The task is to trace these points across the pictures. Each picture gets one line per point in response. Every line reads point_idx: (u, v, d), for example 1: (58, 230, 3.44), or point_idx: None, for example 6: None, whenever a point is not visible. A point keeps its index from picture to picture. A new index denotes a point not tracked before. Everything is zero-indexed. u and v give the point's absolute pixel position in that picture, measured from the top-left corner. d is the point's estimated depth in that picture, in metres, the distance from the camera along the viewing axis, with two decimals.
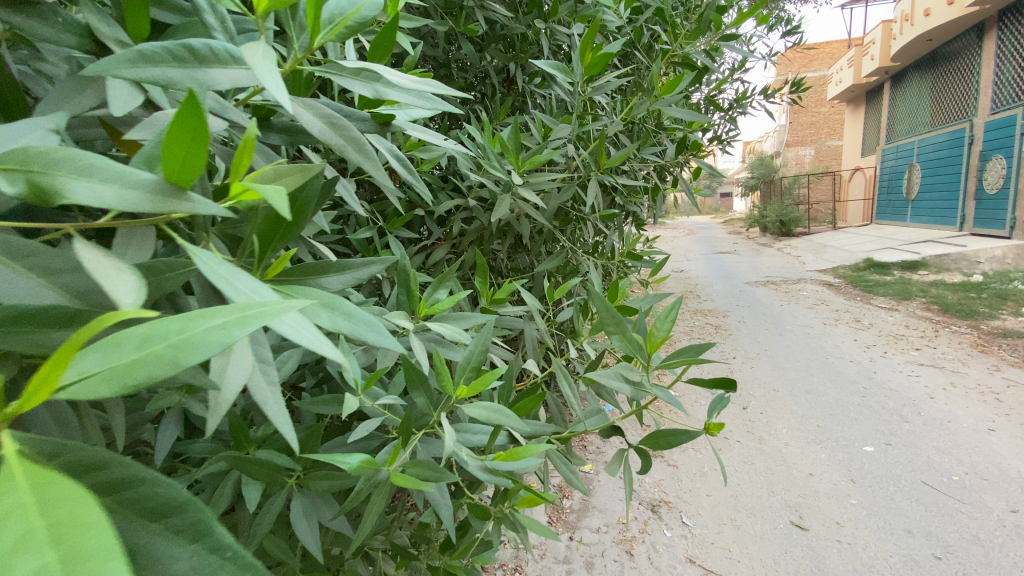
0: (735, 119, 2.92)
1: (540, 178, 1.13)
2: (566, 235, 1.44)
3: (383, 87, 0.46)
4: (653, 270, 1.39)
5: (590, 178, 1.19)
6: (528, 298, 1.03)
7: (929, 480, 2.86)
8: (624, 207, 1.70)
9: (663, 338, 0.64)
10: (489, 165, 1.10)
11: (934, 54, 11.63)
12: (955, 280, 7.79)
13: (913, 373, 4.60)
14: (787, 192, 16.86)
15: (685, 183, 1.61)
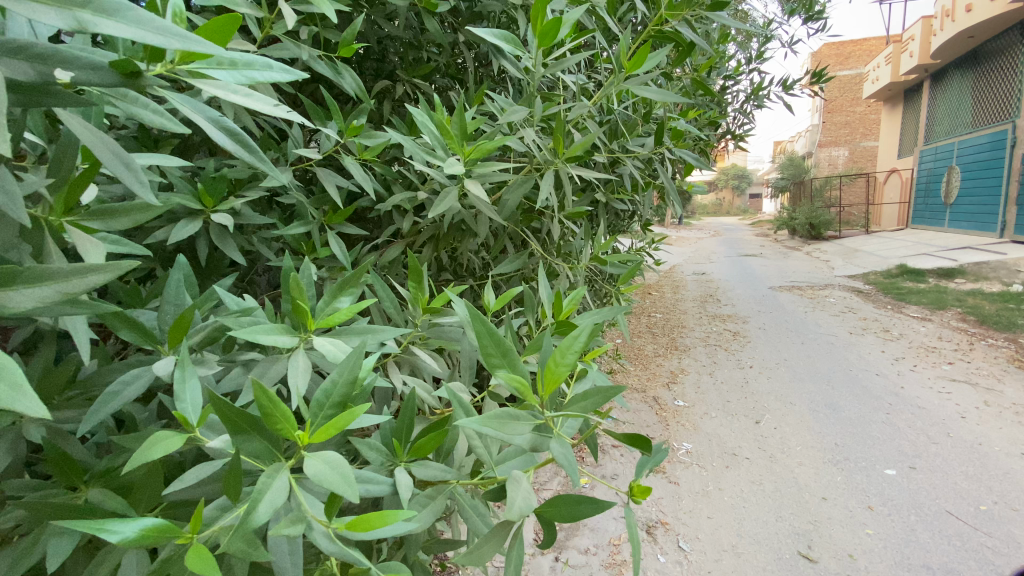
0: (749, 112, 2.72)
1: (490, 169, 0.98)
2: (532, 234, 1.30)
3: (88, 15, 0.31)
4: (624, 274, 1.24)
5: (551, 169, 1.04)
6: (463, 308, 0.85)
7: (954, 510, 2.60)
8: (606, 204, 1.54)
9: (563, 375, 0.50)
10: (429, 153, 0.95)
11: (977, 51, 11.03)
12: (994, 289, 7.33)
13: (944, 389, 4.29)
14: (818, 195, 16.30)
15: (671, 178, 1.44)
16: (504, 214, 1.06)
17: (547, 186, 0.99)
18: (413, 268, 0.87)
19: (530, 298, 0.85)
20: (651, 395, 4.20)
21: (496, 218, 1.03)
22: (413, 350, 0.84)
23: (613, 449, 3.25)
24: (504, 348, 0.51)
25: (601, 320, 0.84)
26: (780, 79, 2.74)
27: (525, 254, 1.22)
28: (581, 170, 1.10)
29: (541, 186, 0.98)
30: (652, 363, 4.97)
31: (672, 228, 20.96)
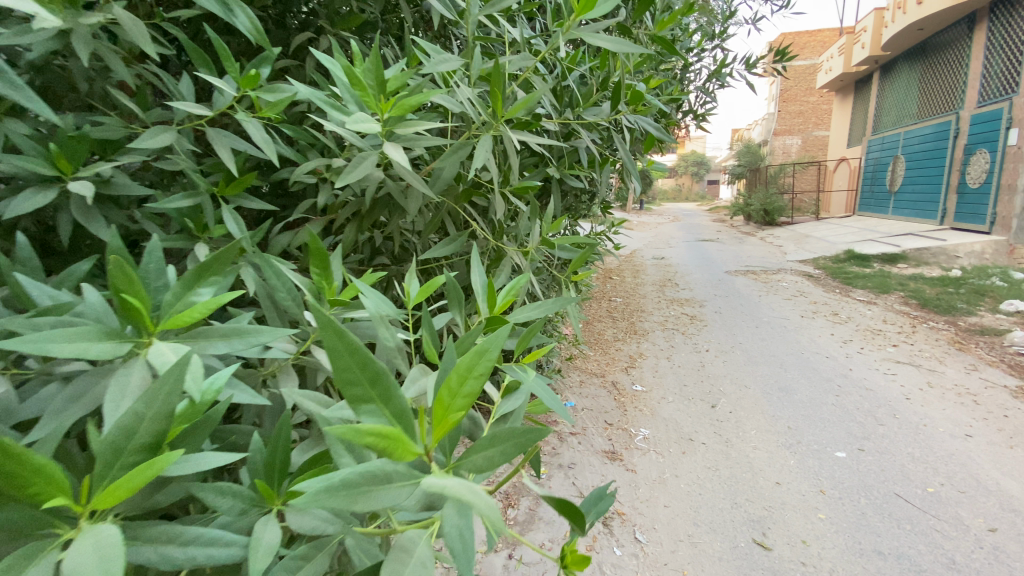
0: (710, 92, 2.62)
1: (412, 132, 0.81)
2: (470, 211, 1.15)
3: None
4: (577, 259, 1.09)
5: (489, 134, 0.87)
6: (374, 297, 0.67)
7: (903, 493, 2.66)
8: (560, 177, 1.41)
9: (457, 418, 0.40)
10: (336, 110, 0.78)
11: (924, 43, 11.42)
12: (933, 275, 7.67)
13: (889, 371, 4.43)
14: (772, 181, 16.72)
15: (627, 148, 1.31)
16: (438, 188, 0.90)
17: (485, 155, 0.82)
18: (314, 250, 0.70)
19: (457, 290, 0.69)
20: (610, 379, 4.15)
21: (427, 193, 0.87)
22: (314, 352, 0.68)
23: (570, 437, 3.18)
24: (376, 374, 0.37)
25: (543, 316, 0.71)
26: (743, 57, 2.65)
27: (464, 235, 1.07)
28: (528, 138, 0.95)
29: (478, 152, 0.82)
30: (611, 347, 4.92)
31: (633, 212, 21.12)
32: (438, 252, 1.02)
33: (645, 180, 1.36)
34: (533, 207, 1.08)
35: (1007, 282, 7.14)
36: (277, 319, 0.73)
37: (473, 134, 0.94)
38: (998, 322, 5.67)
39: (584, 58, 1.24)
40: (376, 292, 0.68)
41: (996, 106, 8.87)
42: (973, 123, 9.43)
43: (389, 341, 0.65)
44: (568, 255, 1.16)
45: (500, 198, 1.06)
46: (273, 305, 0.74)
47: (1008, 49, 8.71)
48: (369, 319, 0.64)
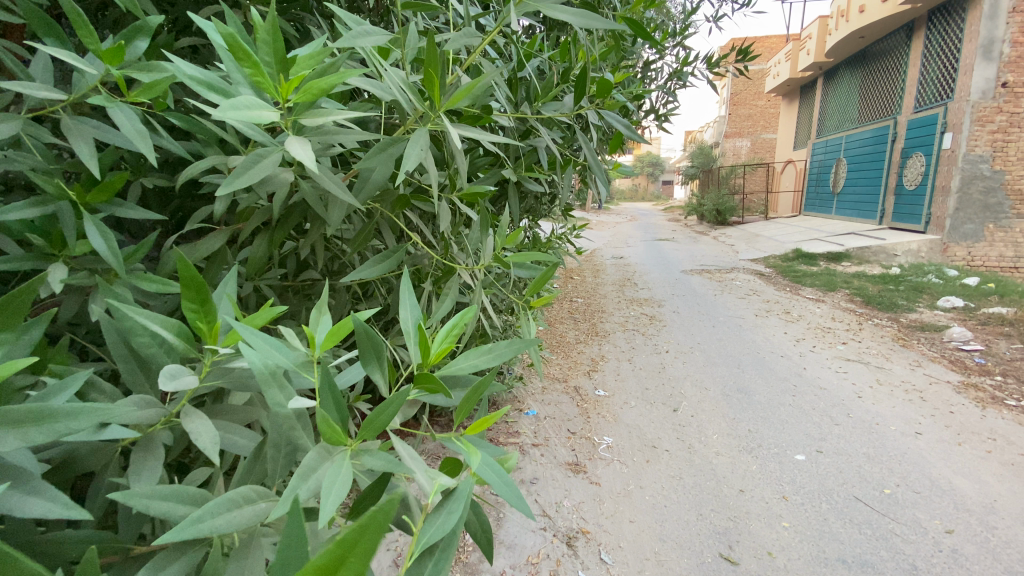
0: (672, 90, 2.52)
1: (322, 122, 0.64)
2: (406, 220, 0.99)
3: None
4: (536, 287, 0.90)
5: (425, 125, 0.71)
6: (258, 343, 0.54)
7: (862, 496, 2.68)
8: (519, 179, 1.27)
9: None
10: (214, 90, 0.59)
11: (864, 52, 11.97)
12: (875, 273, 8.01)
13: (841, 369, 4.53)
14: (724, 182, 17.19)
15: (590, 150, 1.17)
16: (365, 197, 0.74)
17: (420, 152, 0.66)
18: (188, 279, 0.58)
19: (375, 338, 0.60)
20: (572, 385, 4.04)
21: (351, 204, 0.71)
22: (188, 421, 0.55)
23: (532, 449, 3.05)
24: None
25: (488, 372, 0.63)
26: (705, 56, 2.59)
27: (403, 249, 0.91)
28: (477, 135, 0.79)
29: (410, 147, 0.65)
30: (573, 351, 4.83)
31: (592, 211, 21.28)
32: (371, 271, 0.86)
33: (610, 185, 1.21)
34: (484, 217, 0.93)
35: (943, 279, 7.53)
36: (141, 375, 0.60)
37: (409, 129, 0.77)
38: (937, 319, 5.94)
39: (536, 50, 1.15)
40: (268, 337, 0.56)
41: (931, 112, 9.36)
42: (910, 127, 9.93)
43: (281, 402, 0.53)
44: (522, 272, 1.02)
45: (444, 206, 0.91)
46: (131, 351, 0.61)
47: (942, 58, 9.20)
48: (254, 374, 0.51)
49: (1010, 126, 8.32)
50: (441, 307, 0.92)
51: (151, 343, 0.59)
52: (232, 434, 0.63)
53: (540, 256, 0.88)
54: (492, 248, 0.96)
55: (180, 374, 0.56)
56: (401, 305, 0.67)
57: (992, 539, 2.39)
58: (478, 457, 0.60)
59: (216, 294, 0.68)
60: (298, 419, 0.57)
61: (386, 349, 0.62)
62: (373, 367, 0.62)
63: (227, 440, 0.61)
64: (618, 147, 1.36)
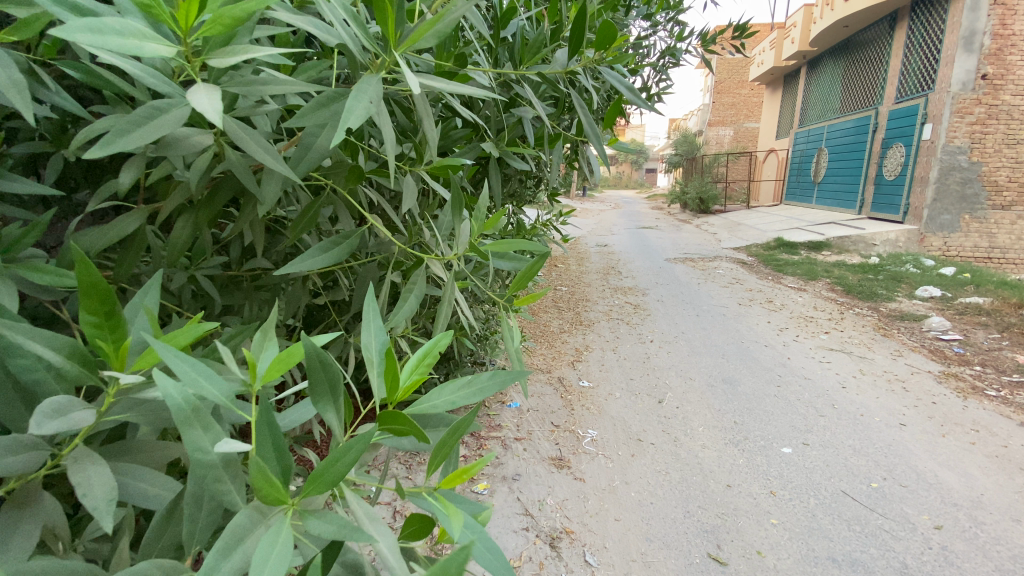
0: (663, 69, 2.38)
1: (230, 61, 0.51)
2: (361, 198, 0.85)
3: None
4: (515, 282, 0.75)
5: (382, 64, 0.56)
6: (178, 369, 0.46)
7: (849, 490, 2.64)
8: (502, 154, 1.13)
9: None
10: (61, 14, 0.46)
11: (848, 41, 11.97)
12: (855, 262, 8.07)
13: (824, 360, 4.50)
14: (707, 170, 17.17)
15: (583, 117, 1.03)
16: (304, 171, 0.62)
17: (368, 108, 0.51)
18: (89, 287, 0.48)
19: (330, 367, 0.49)
20: (556, 375, 3.95)
21: (287, 177, 0.58)
22: (76, 469, 0.48)
23: (515, 443, 2.96)
24: None
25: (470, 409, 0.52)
26: (700, 33, 2.44)
27: (356, 234, 0.75)
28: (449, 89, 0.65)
29: (354, 95, 0.50)
30: (557, 340, 4.73)
31: (576, 199, 21.21)
32: (321, 261, 0.71)
33: (605, 160, 1.08)
34: (456, 192, 0.76)
35: (920, 269, 7.60)
36: (21, 409, 0.52)
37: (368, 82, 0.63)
38: (916, 308, 5.99)
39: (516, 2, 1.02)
40: (192, 361, 0.48)
41: (912, 102, 9.40)
42: (891, 118, 9.97)
43: (206, 446, 0.45)
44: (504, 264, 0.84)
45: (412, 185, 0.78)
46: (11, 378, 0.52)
47: (925, 49, 9.24)
48: (174, 410, 0.43)
49: (989, 118, 8.40)
50: (405, 305, 0.78)
51: (37, 369, 0.50)
52: (141, 482, 0.53)
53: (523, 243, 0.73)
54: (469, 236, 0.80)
55: (71, 409, 0.48)
56: (363, 329, 0.54)
57: (980, 535, 2.36)
58: (463, 526, 0.47)
59: (131, 304, 0.57)
60: (226, 469, 0.47)
61: (344, 382, 0.50)
62: (326, 404, 0.50)
63: (130, 487, 0.52)
64: (613, 119, 1.23)
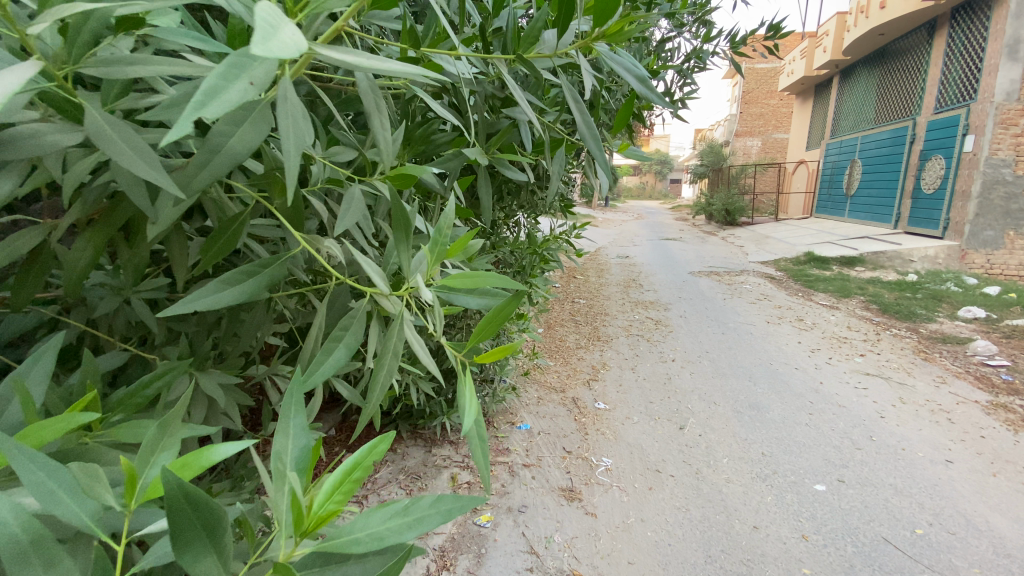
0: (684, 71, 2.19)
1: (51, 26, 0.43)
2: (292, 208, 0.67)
3: None
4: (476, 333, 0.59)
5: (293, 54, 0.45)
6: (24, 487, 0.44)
7: (890, 537, 2.37)
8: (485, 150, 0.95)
9: None
10: None
11: (883, 50, 11.56)
12: (891, 278, 7.66)
13: (860, 385, 4.19)
14: (734, 181, 16.75)
15: (578, 98, 0.84)
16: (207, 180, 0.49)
17: (249, 92, 0.36)
18: None
19: (200, 509, 0.43)
20: (570, 396, 3.75)
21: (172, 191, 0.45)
22: None
23: (523, 470, 2.80)
24: None
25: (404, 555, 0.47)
26: (729, 34, 2.25)
27: (284, 262, 0.61)
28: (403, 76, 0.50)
29: (225, 72, 0.35)
30: (572, 357, 4.54)
31: (597, 209, 20.99)
32: (227, 296, 0.56)
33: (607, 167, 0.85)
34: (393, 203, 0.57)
35: (962, 287, 7.16)
36: None
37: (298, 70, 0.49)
38: (959, 330, 5.59)
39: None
40: (51, 471, 0.46)
41: (953, 113, 8.96)
42: (930, 129, 9.53)
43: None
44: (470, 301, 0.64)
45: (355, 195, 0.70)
46: None
47: (966, 57, 8.82)
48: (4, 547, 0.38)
49: None
50: (332, 359, 0.61)
51: None
52: None
53: (490, 276, 0.56)
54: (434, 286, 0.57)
55: None
56: (280, 434, 0.49)
57: None
58: None
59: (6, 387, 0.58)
60: None
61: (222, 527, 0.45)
62: (195, 549, 0.43)
63: None
64: (623, 121, 1.07)
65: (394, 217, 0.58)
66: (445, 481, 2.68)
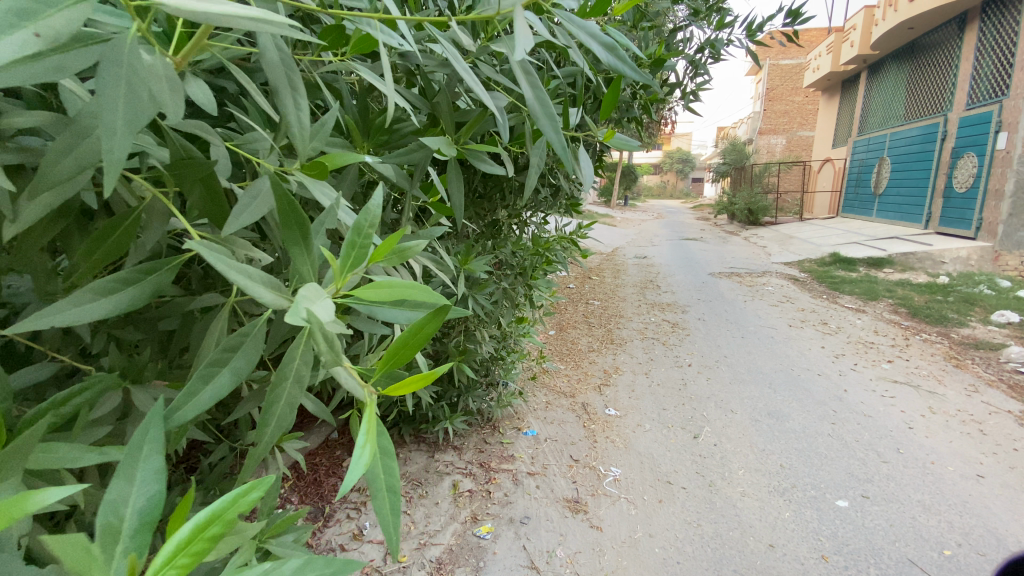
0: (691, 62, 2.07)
1: None
2: (197, 199, 0.60)
3: None
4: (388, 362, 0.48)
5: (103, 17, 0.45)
6: None
7: (916, 558, 2.21)
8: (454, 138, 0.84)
9: None
10: None
11: (913, 43, 11.14)
12: (921, 280, 7.34)
13: (887, 394, 3.97)
14: (758, 180, 16.34)
15: (533, 69, 0.72)
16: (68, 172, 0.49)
17: (28, 44, 0.39)
18: None
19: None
20: (580, 401, 3.64)
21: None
22: None
23: (527, 478, 2.70)
24: None
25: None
26: (744, 20, 2.11)
27: (172, 265, 0.56)
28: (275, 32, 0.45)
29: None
30: (584, 361, 4.42)
31: (616, 210, 20.71)
32: (95, 308, 0.51)
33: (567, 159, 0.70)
34: (276, 191, 0.47)
35: (996, 290, 6.81)
36: None
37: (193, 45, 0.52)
38: (995, 335, 5.30)
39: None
40: None
41: (986, 108, 8.56)
42: (962, 125, 9.14)
43: None
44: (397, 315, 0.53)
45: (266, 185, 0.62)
46: None
47: (1000, 49, 8.42)
48: None
49: None
50: (216, 382, 0.52)
51: None
52: None
53: (418, 288, 0.49)
54: (335, 305, 0.45)
55: None
56: (122, 481, 0.43)
57: None
58: None
59: None
60: None
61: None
62: None
63: None
64: (609, 100, 1.00)
65: (282, 211, 0.48)
66: (447, 488, 2.59)
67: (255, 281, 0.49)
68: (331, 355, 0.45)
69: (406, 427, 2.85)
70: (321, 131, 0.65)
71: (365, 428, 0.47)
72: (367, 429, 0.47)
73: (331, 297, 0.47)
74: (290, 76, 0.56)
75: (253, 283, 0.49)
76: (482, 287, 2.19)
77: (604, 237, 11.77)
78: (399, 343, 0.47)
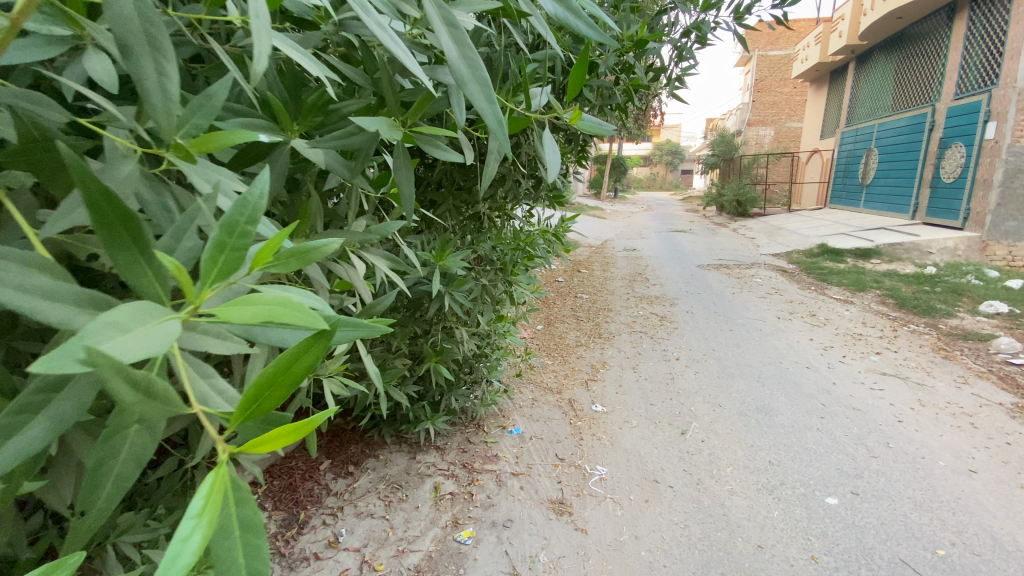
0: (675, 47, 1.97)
1: None
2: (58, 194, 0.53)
3: None
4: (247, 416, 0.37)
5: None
6: None
7: (909, 559, 2.16)
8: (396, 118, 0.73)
9: None
10: None
11: (901, 34, 11.12)
12: (908, 271, 7.35)
13: (876, 386, 3.94)
14: (747, 171, 16.33)
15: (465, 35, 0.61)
16: None
17: None
18: None
19: None
20: (567, 398, 3.56)
21: None
22: None
23: (511, 479, 2.62)
24: None
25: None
26: (731, 3, 2.02)
27: None
28: None
29: None
30: (571, 355, 4.35)
31: (606, 201, 20.63)
32: None
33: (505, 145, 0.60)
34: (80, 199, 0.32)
35: (982, 280, 6.83)
36: None
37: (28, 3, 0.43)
38: (981, 325, 5.30)
39: None
40: None
41: (974, 98, 8.55)
42: (949, 115, 9.14)
43: None
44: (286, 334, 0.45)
45: (132, 172, 0.50)
46: None
47: (988, 39, 8.40)
48: None
49: None
50: (23, 436, 0.39)
51: None
52: None
53: (291, 306, 0.39)
54: (163, 345, 0.34)
55: None
56: None
57: None
58: None
59: None
60: None
61: None
62: None
63: None
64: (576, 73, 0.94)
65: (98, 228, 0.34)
66: (428, 491, 2.50)
67: (63, 301, 0.39)
68: (155, 405, 0.35)
69: (386, 428, 2.75)
70: (207, 104, 0.53)
71: (208, 492, 0.35)
72: (210, 492, 0.36)
73: (180, 320, 0.38)
74: (152, 37, 0.47)
75: (55, 302, 0.38)
76: (459, 284, 2.09)
77: (592, 230, 11.72)
78: (260, 386, 0.36)
